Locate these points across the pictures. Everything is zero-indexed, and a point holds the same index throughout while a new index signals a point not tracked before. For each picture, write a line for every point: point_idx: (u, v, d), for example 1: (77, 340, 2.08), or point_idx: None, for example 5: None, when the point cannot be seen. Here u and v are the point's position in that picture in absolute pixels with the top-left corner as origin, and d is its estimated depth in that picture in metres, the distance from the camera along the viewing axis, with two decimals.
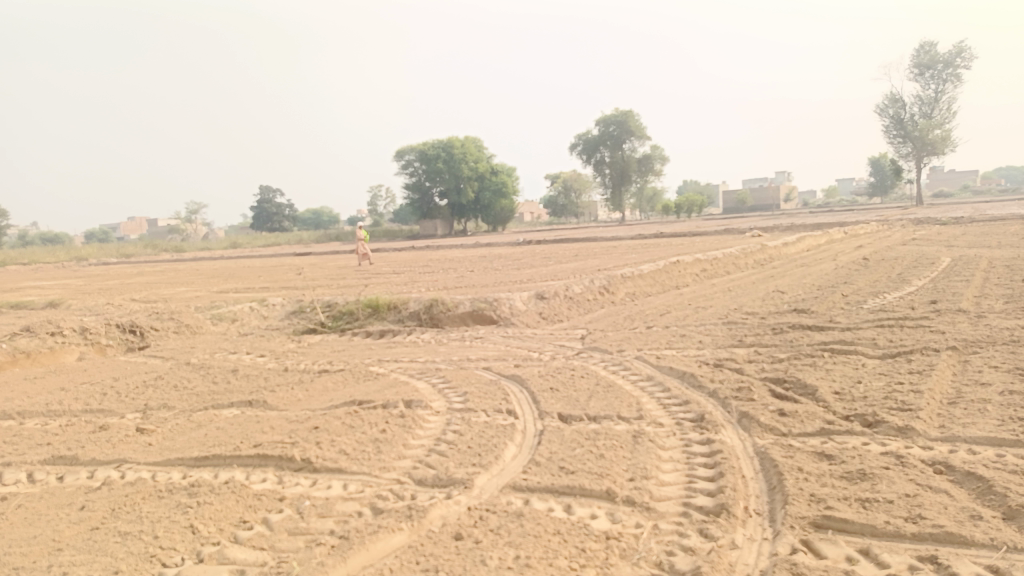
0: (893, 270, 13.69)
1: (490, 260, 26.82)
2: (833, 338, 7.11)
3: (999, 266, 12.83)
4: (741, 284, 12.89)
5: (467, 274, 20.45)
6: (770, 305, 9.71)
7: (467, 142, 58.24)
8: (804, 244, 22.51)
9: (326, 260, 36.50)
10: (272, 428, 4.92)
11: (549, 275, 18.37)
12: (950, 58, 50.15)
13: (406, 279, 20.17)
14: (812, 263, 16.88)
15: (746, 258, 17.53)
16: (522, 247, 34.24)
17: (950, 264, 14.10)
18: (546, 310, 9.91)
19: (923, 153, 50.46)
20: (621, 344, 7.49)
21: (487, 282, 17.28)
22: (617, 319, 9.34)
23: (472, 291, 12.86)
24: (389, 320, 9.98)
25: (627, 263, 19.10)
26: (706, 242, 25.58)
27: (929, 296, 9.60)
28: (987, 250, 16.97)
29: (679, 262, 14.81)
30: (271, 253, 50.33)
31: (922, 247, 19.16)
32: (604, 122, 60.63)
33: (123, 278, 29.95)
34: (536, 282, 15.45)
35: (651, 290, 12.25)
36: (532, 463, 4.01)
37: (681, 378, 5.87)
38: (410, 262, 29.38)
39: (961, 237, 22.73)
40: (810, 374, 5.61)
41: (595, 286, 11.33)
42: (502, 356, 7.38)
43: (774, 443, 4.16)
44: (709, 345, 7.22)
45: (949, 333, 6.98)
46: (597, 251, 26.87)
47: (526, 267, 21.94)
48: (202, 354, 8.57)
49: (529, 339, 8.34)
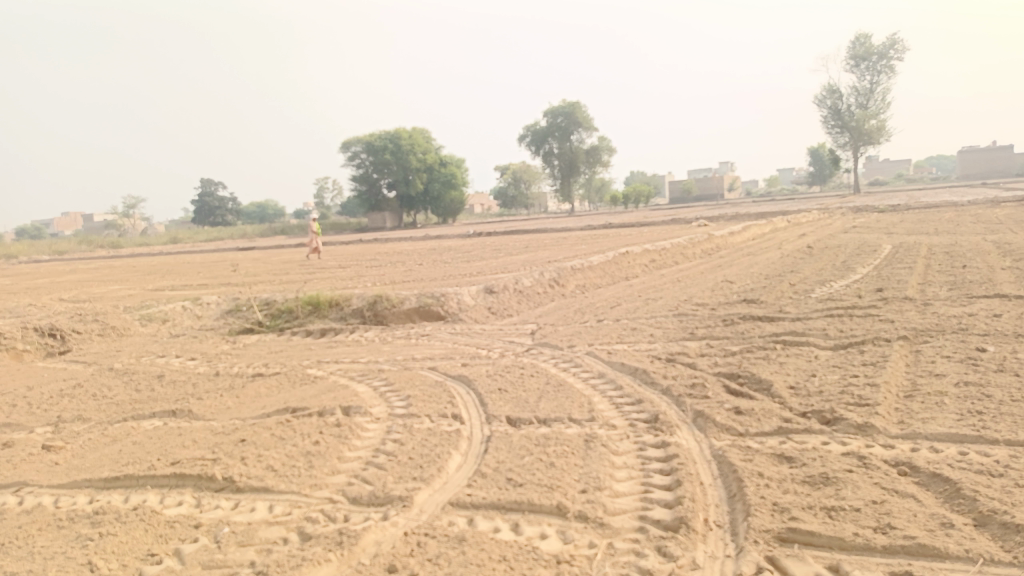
0: (837, 257, 13.84)
1: (439, 252, 26.41)
2: (785, 329, 7.01)
3: (938, 253, 13.07)
4: (690, 274, 12.83)
5: (415, 267, 20.02)
6: (720, 295, 9.62)
7: (415, 133, 57.47)
8: (750, 233, 22.75)
9: (271, 255, 35.51)
10: (194, 442, 4.53)
11: (498, 267, 18.08)
12: (884, 50, 51.54)
13: (352, 274, 19.64)
14: (758, 251, 17.00)
15: (694, 247, 17.57)
16: (472, 239, 33.90)
17: (891, 251, 14.32)
18: (495, 304, 9.62)
19: (860, 143, 51.86)
20: (572, 340, 7.26)
21: (435, 275, 16.91)
22: (567, 313, 9.11)
23: (418, 286, 12.48)
24: (331, 318, 9.55)
25: (577, 254, 18.97)
26: (654, 232, 25.65)
27: (875, 284, 9.64)
28: (925, 236, 17.37)
29: (628, 253, 14.70)
30: (214, 248, 48.78)
31: (862, 235, 19.54)
32: (553, 113, 60.52)
33: (54, 276, 28.56)
34: (484, 275, 15.16)
35: (601, 282, 12.07)
36: (478, 474, 3.73)
37: (633, 374, 5.66)
38: (357, 256, 28.74)
39: (899, 224, 23.29)
40: (764, 367, 5.45)
41: (544, 279, 11.09)
42: (448, 355, 7.06)
43: (732, 445, 3.97)
44: (661, 338, 7.04)
45: (898, 321, 6.95)
46: (547, 242, 26.73)
47: (475, 260, 21.63)
48: (128, 359, 8.02)
49: (477, 335, 8.04)
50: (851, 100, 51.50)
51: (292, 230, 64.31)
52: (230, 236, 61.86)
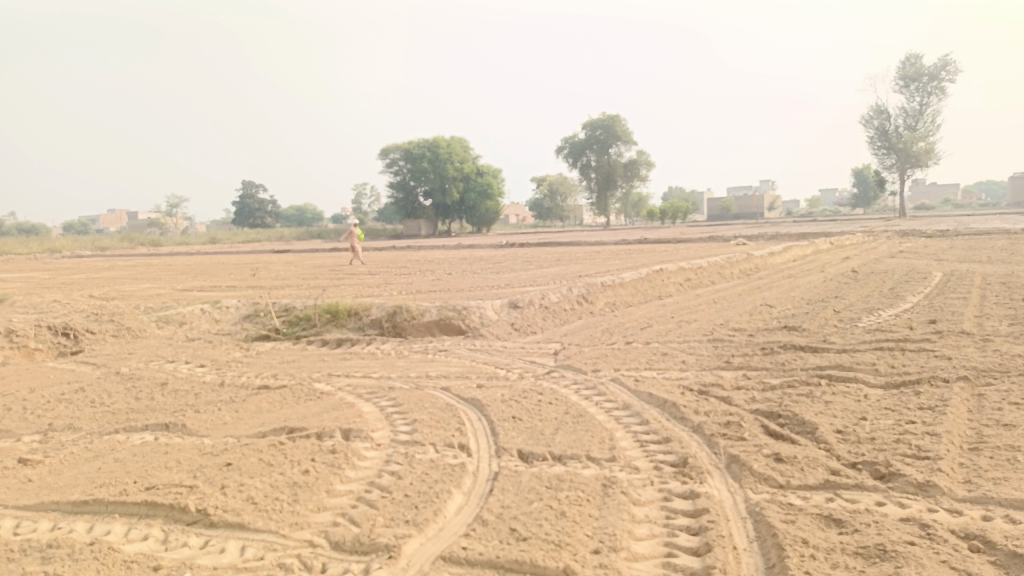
0: (884, 284, 13.12)
1: (470, 262, 26.07)
2: (829, 362, 6.44)
3: (994, 283, 12.29)
4: (727, 296, 12.26)
5: (444, 277, 19.69)
6: (759, 320, 9.05)
7: (453, 142, 57.53)
8: (790, 254, 22.00)
9: (305, 259, 35.56)
10: (176, 464, 4.19)
11: (528, 280, 17.64)
12: (935, 71, 50.13)
13: (380, 281, 19.36)
14: (799, 273, 16.31)
15: (731, 267, 16.93)
16: (504, 249, 33.56)
17: (942, 279, 13.53)
18: (520, 320, 9.20)
19: (906, 165, 50.44)
20: (597, 363, 6.79)
21: (463, 286, 16.55)
22: (594, 332, 8.63)
23: (443, 297, 12.11)
24: (349, 328, 9.22)
25: (610, 270, 18.46)
26: (690, 249, 24.98)
27: (927, 315, 8.98)
28: (977, 265, 16.51)
29: (663, 271, 14.16)
30: (251, 249, 49.16)
31: (910, 260, 18.67)
32: (592, 126, 60.06)
33: (91, 271, 28.96)
34: (512, 289, 14.74)
35: (633, 301, 11.56)
36: (479, 520, 3.31)
37: (660, 407, 5.18)
38: (389, 263, 28.54)
39: (948, 250, 22.32)
40: (807, 406, 4.92)
41: (572, 295, 10.63)
42: (464, 374, 6.65)
43: (770, 499, 3.48)
44: (693, 366, 6.53)
45: (956, 359, 6.34)
46: (580, 255, 26.28)
47: (505, 271, 21.23)
48: (137, 363, 7.77)
49: (498, 353, 7.62)
50: (898, 121, 50.15)
51: (328, 234, 64.73)
52: (268, 238, 62.47)
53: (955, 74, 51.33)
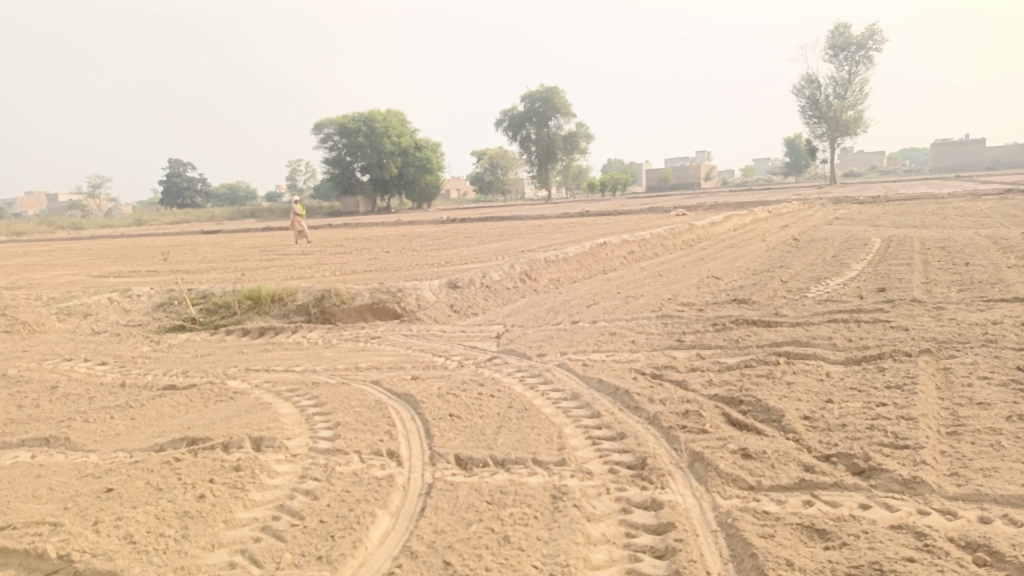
0: (827, 251, 13.03)
1: (409, 239, 25.29)
2: (785, 337, 6.10)
3: (934, 248, 12.30)
4: (673, 268, 11.93)
5: (382, 256, 18.94)
6: (707, 293, 8.72)
7: (389, 116, 56.01)
8: (731, 223, 22.00)
9: (236, 240, 34.12)
10: (46, 492, 3.51)
11: (469, 258, 17.07)
12: (863, 40, 51.05)
13: (313, 262, 18.50)
14: (741, 243, 16.21)
15: (675, 238, 16.72)
16: (445, 225, 32.89)
17: (883, 245, 13.53)
18: (459, 300, 8.64)
19: (837, 133, 51.49)
20: (542, 346, 6.29)
21: (400, 265, 15.89)
22: (538, 312, 8.15)
23: (378, 278, 11.47)
24: (273, 315, 8.50)
25: (552, 244, 18.04)
26: (632, 221, 24.73)
27: (876, 283, 8.79)
28: (913, 230, 16.68)
29: (606, 244, 13.80)
30: (181, 230, 47.12)
31: (848, 227, 18.81)
32: (530, 98, 59.36)
33: (3, 258, 27.11)
34: (452, 267, 14.15)
35: (578, 276, 11.12)
36: (408, 550, 2.78)
37: (612, 394, 4.72)
38: (326, 242, 27.57)
39: (882, 216, 22.67)
40: (770, 389, 4.53)
41: (514, 272, 10.11)
42: (397, 365, 6.06)
43: (743, 506, 3.05)
44: (644, 346, 6.11)
45: (914, 330, 6.08)
46: (522, 229, 25.87)
47: (445, 248, 20.60)
48: (28, 363, 6.93)
49: (435, 338, 7.06)
50: (828, 90, 51.05)
51: (262, 213, 62.61)
52: (198, 219, 60.05)
53: (881, 43, 52.51)
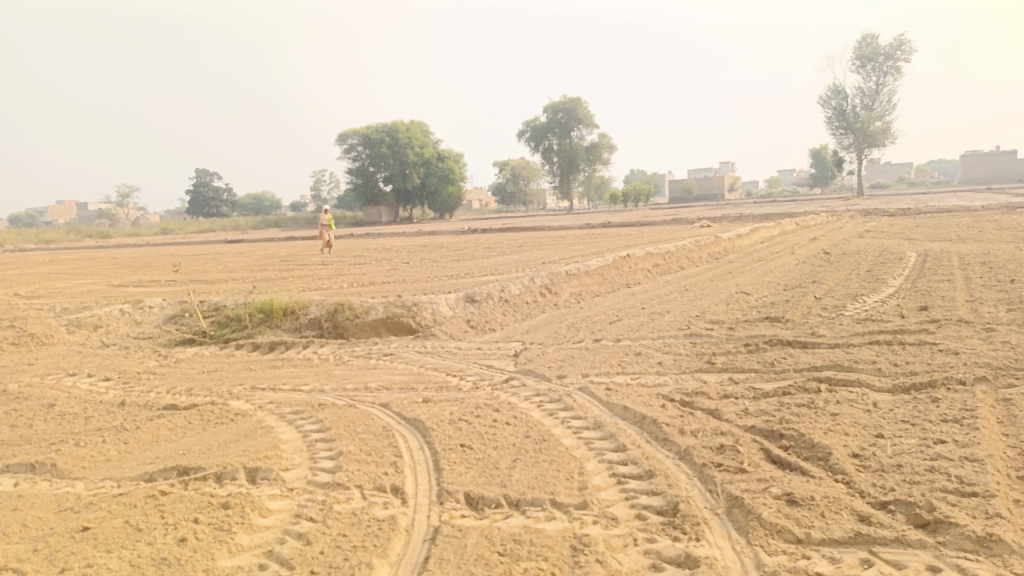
0: (860, 266, 12.52)
1: (429, 250, 25.07)
2: (824, 361, 5.68)
3: (975, 264, 11.75)
4: (699, 283, 11.50)
5: (401, 267, 18.69)
6: (737, 310, 8.30)
7: (413, 127, 56.17)
8: (758, 235, 21.48)
9: (259, 249, 34.19)
10: (19, 530, 3.22)
11: (489, 269, 16.76)
12: (892, 50, 50.19)
13: (332, 273, 18.30)
14: (769, 256, 15.71)
15: (700, 251, 16.27)
16: (466, 235, 32.67)
17: (920, 260, 12.98)
18: (477, 315, 8.31)
19: (864, 145, 50.60)
20: (563, 367, 5.94)
21: (420, 276, 15.61)
22: (558, 329, 7.78)
23: (395, 291, 11.17)
24: (285, 330, 8.23)
25: (575, 256, 17.67)
26: (655, 233, 24.29)
27: (917, 301, 8.31)
28: (949, 244, 16.07)
29: (630, 256, 13.40)
30: (205, 240, 47.48)
31: (880, 240, 18.22)
32: (553, 109, 59.14)
33: (29, 266, 27.31)
34: (471, 279, 13.83)
35: (600, 290, 10.74)
36: None
37: (638, 424, 4.35)
38: (347, 251, 27.44)
39: (914, 229, 22.02)
40: (813, 421, 4.13)
41: (534, 286, 9.76)
42: (409, 386, 5.74)
43: (791, 565, 2.66)
44: (671, 369, 5.72)
45: (965, 354, 5.63)
46: (544, 240, 25.53)
47: (466, 259, 20.30)
48: (30, 378, 6.70)
49: (450, 356, 6.74)
50: (855, 101, 50.23)
51: (286, 222, 62.98)
52: (223, 228, 60.54)
53: (910, 53, 51.62)
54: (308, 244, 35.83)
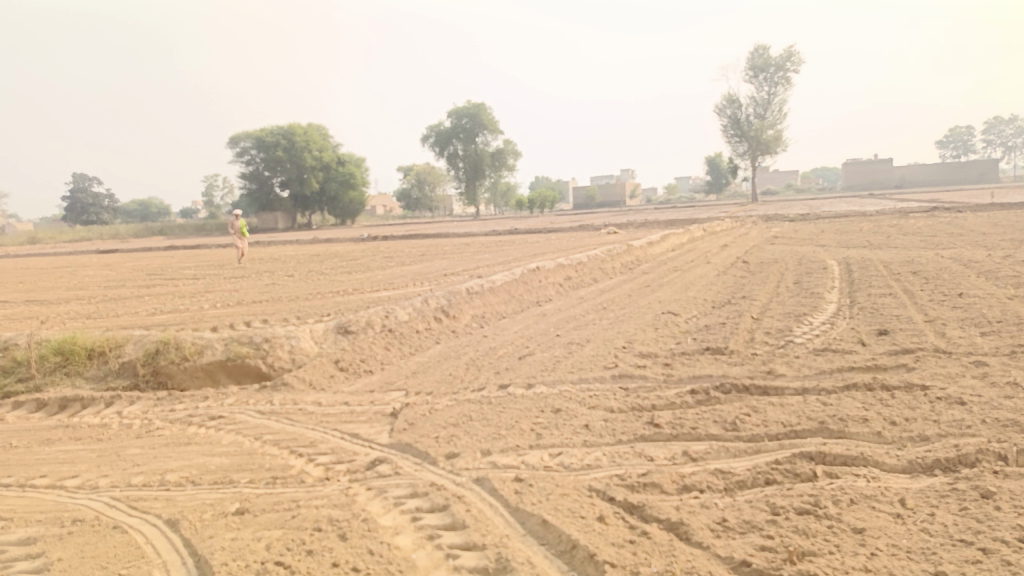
0: (787, 278, 11.45)
1: (320, 260, 22.91)
2: (803, 419, 4.26)
3: (905, 274, 10.86)
4: (617, 299, 10.08)
5: (283, 281, 16.52)
6: (671, 337, 6.87)
7: (310, 129, 53.23)
8: (668, 243, 20.59)
9: (131, 260, 30.90)
10: None
11: (382, 283, 14.90)
12: (782, 61, 51.50)
13: (200, 289, 15.95)
14: (685, 266, 14.63)
15: (613, 260, 15.02)
16: (365, 244, 30.62)
17: (844, 269, 12.10)
18: (350, 351, 6.51)
19: (757, 153, 51.75)
20: (455, 435, 4.26)
21: (300, 293, 13.57)
22: (453, 369, 6.10)
23: (259, 319, 9.18)
24: (88, 380, 6.19)
25: (478, 267, 16.08)
26: (562, 240, 23.01)
27: (874, 323, 7.11)
28: (862, 251, 15.50)
29: (540, 268, 11.89)
30: (78, 249, 43.17)
31: (793, 248, 17.55)
32: (457, 114, 57.62)
33: None
34: (358, 299, 11.96)
35: (507, 312, 9.10)
36: None
37: (566, 560, 2.74)
38: (230, 263, 24.86)
39: (823, 235, 21.69)
40: (837, 553, 2.64)
41: (426, 309, 8.00)
42: (228, 479, 3.92)
43: None
44: (604, 435, 4.16)
45: (977, 403, 4.34)
46: (447, 249, 23.90)
47: (358, 271, 18.34)
48: None
49: (302, 419, 4.95)
50: (749, 110, 51.26)
51: (171, 230, 58.61)
52: (101, 236, 55.52)
53: (799, 64, 53.23)
54: (190, 254, 32.78)
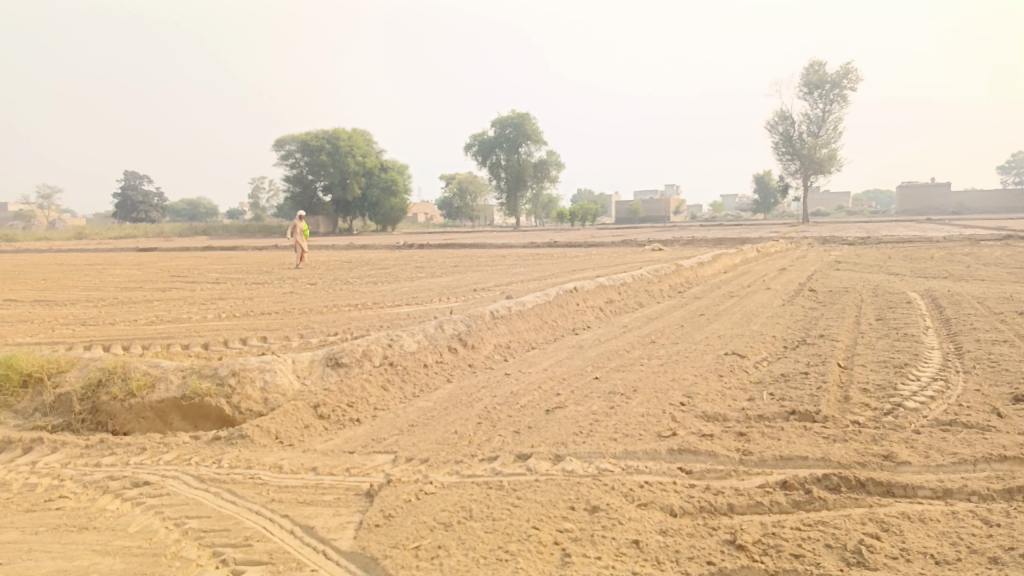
0: (865, 312, 9.88)
1: (349, 268, 21.88)
2: (966, 555, 2.82)
3: (1010, 314, 9.22)
4: (669, 331, 8.67)
5: (304, 290, 15.46)
6: (739, 390, 5.46)
7: (354, 134, 52.84)
8: (720, 263, 19.05)
9: (165, 260, 30.49)
10: None
11: (407, 297, 13.70)
12: (839, 78, 49.34)
13: (217, 296, 15.00)
14: (741, 292, 13.13)
15: (660, 282, 13.60)
16: (399, 252, 29.70)
17: (932, 305, 10.45)
18: (337, 391, 5.25)
19: (810, 171, 49.58)
20: (443, 548, 2.94)
21: (317, 306, 12.46)
22: (462, 423, 4.78)
23: (254, 344, 8.04)
24: (16, 415, 5.07)
25: (512, 284, 14.77)
26: (603, 257, 21.54)
27: (1004, 383, 5.56)
28: (943, 282, 13.79)
29: (580, 288, 10.54)
30: (120, 246, 43.34)
31: (861, 274, 15.89)
32: (501, 124, 56.83)
33: None
34: (375, 316, 10.77)
35: (537, 342, 7.75)
36: None
37: None
38: (259, 267, 24.03)
39: (890, 261, 19.87)
40: None
41: (440, 337, 6.71)
42: None
43: None
44: (661, 565, 2.79)
45: None
46: (483, 260, 22.74)
47: (385, 282, 17.22)
48: None
49: (247, 497, 3.67)
50: (802, 127, 49.22)
51: (214, 230, 58.68)
52: (145, 234, 55.90)
53: (856, 82, 51.05)
54: (224, 256, 32.18)
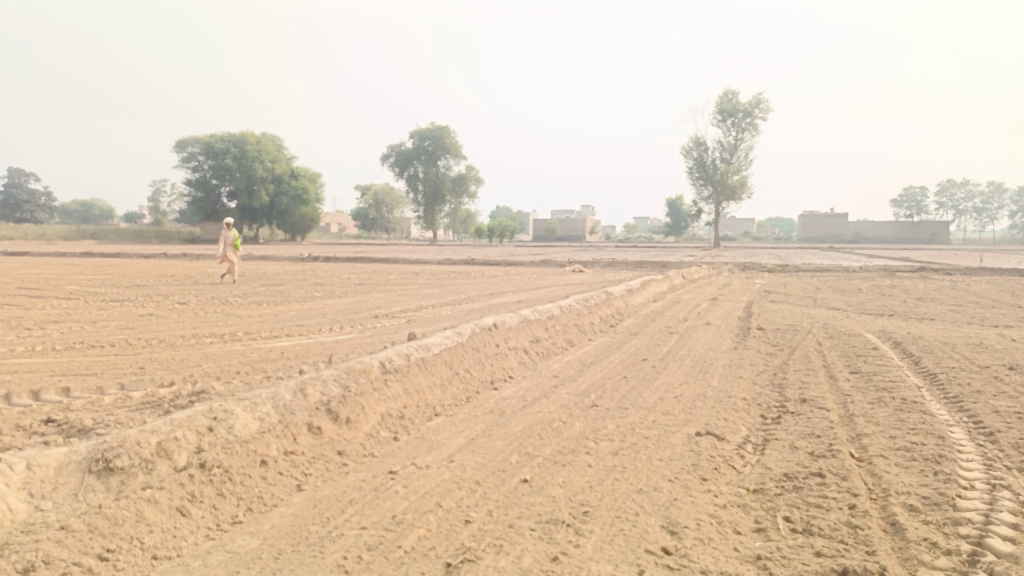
0: (836, 361, 8.36)
1: (237, 283, 19.16)
2: None
3: (998, 368, 7.86)
4: (613, 386, 6.81)
5: (170, 311, 12.86)
6: (740, 514, 3.61)
7: (265, 140, 49.73)
8: (647, 290, 17.54)
9: (30, 266, 26.68)
10: None
11: (291, 324, 11.37)
12: (751, 107, 49.81)
13: (60, 316, 12.21)
14: (682, 327, 11.52)
15: (590, 313, 11.84)
16: (301, 265, 27.07)
17: (902, 353, 9.04)
18: (89, 532, 3.07)
19: (722, 197, 49.71)
20: None
21: (172, 335, 9.96)
22: None
23: (43, 408, 5.63)
24: None
25: (417, 310, 12.66)
26: (522, 279, 19.73)
27: None
28: (891, 320, 12.63)
29: (500, 323, 8.56)
30: None
31: (799, 308, 14.66)
32: (421, 135, 54.62)
33: None
34: (238, 352, 8.47)
35: (443, 407, 5.71)
36: None
37: None
38: (134, 279, 20.93)
39: (819, 292, 18.93)
40: None
41: (298, 408, 4.59)
42: None
43: None
44: None
45: None
46: (391, 279, 20.49)
47: (270, 302, 14.73)
48: None
49: None
50: (715, 154, 49.32)
51: (103, 234, 53.63)
52: (24, 235, 50.48)
53: (768, 112, 51.68)
54: (102, 264, 28.63)
